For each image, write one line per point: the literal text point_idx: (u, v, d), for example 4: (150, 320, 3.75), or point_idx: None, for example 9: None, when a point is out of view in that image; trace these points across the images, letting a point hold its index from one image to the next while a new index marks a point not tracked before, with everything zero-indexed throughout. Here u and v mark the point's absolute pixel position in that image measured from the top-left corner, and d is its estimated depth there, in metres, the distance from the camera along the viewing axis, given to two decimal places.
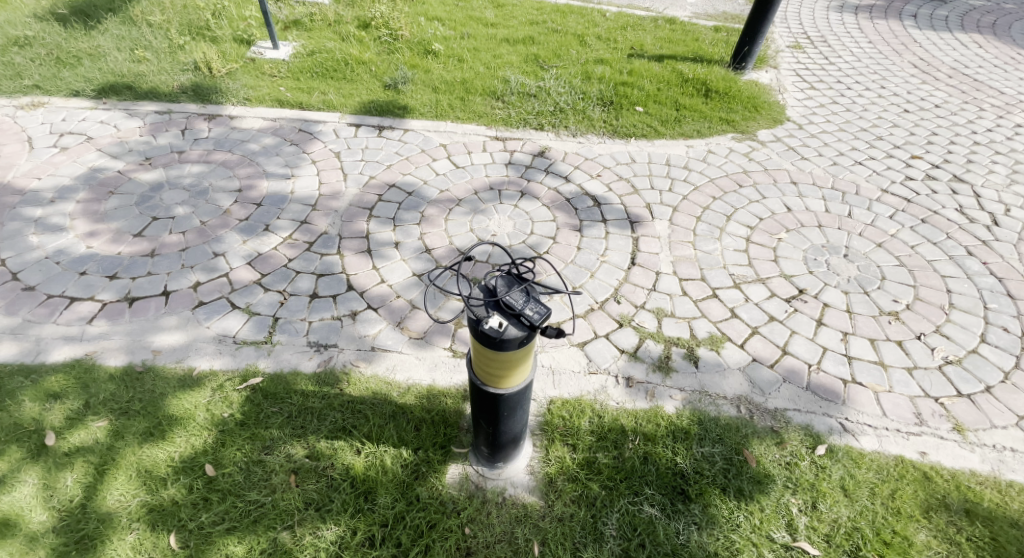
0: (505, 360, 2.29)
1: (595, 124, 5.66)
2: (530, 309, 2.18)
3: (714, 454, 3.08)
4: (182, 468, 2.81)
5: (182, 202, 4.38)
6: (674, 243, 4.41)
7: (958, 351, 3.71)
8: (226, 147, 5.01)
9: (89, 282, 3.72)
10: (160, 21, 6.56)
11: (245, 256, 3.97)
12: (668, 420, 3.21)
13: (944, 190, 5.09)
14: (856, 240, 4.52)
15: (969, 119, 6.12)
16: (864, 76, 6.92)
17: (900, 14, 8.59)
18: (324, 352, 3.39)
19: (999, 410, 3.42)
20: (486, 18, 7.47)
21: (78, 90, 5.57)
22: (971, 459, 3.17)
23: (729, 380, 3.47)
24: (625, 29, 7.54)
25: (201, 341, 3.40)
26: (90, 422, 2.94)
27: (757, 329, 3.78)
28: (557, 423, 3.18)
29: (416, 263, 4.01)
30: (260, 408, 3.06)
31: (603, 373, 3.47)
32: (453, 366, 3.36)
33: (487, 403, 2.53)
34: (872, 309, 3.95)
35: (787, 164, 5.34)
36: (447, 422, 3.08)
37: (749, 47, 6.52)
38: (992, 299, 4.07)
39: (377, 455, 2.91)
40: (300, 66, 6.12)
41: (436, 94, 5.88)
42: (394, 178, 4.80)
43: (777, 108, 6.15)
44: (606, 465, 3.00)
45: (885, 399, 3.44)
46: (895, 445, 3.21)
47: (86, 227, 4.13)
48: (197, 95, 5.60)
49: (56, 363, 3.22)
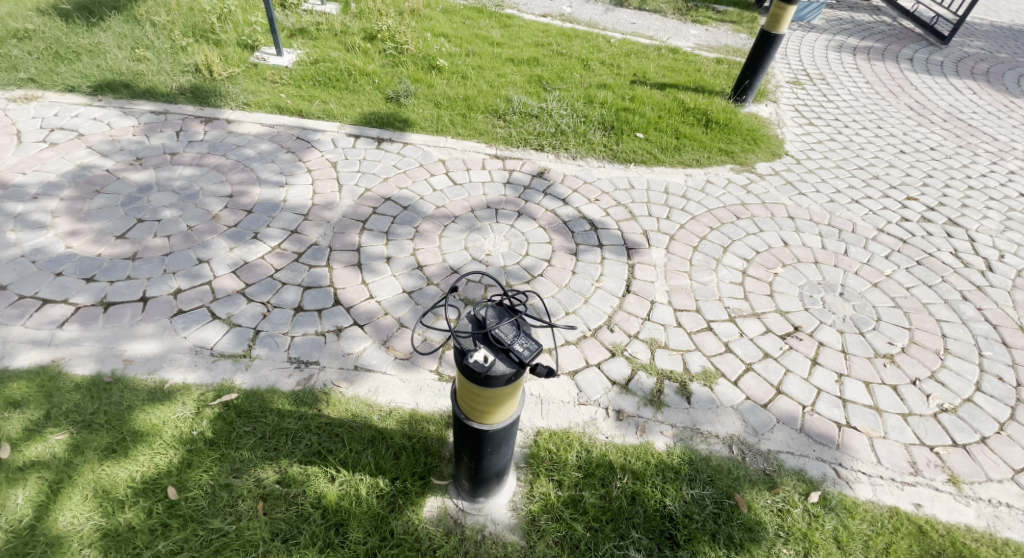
0: (492, 396, 2.19)
1: (595, 147, 5.61)
2: (520, 344, 2.09)
3: (704, 497, 2.96)
4: (142, 489, 2.66)
5: (170, 205, 4.26)
6: (670, 272, 4.33)
7: (954, 399, 3.62)
8: (220, 151, 4.91)
9: (64, 284, 3.58)
10: (164, 21, 6.50)
11: (231, 264, 3.84)
12: (658, 458, 3.10)
13: (939, 232, 5.06)
14: (852, 278, 4.46)
15: (963, 163, 6.14)
16: (862, 115, 6.95)
17: (896, 57, 8.69)
18: (305, 369, 3.26)
19: (994, 462, 3.33)
20: (492, 37, 7.46)
21: (73, 86, 5.47)
22: (966, 514, 3.06)
23: (722, 419, 3.36)
24: (629, 56, 7.56)
25: (177, 351, 3.27)
26: (49, 435, 2.79)
27: (751, 366, 3.68)
28: (544, 456, 3.06)
29: (407, 279, 3.90)
30: (232, 427, 2.92)
31: (593, 405, 3.35)
32: (438, 390, 3.23)
33: (470, 438, 2.42)
34: (867, 351, 3.86)
35: (785, 198, 5.30)
36: (428, 451, 2.95)
37: (750, 81, 6.54)
38: (987, 346, 4.01)
39: (351, 484, 2.78)
40: (303, 74, 6.07)
41: (437, 110, 5.82)
42: (390, 192, 4.71)
43: (776, 142, 6.12)
44: (592, 505, 2.87)
45: (880, 445, 3.34)
46: (889, 496, 3.11)
47: (68, 226, 4.00)
48: (196, 97, 5.52)
49: (21, 369, 3.07)
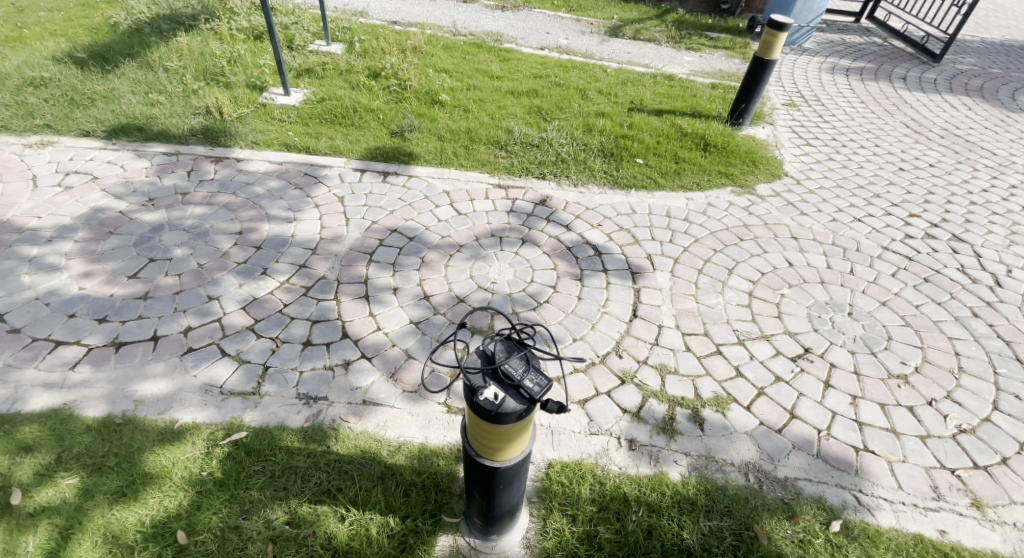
0: (503, 433, 2.16)
1: (596, 174, 5.66)
2: (530, 380, 2.08)
3: (722, 529, 2.90)
4: (151, 534, 2.64)
5: (181, 244, 4.33)
6: (676, 296, 4.31)
7: (972, 420, 3.55)
8: (230, 189, 5.00)
9: (77, 325, 3.62)
10: (176, 66, 6.72)
11: (240, 300, 3.87)
12: (673, 489, 3.04)
13: (944, 248, 5.02)
14: (860, 297, 4.41)
15: (964, 179, 6.13)
16: (859, 135, 6.99)
17: (889, 77, 8.77)
18: (313, 405, 3.25)
19: (1017, 484, 3.24)
20: (492, 71, 7.63)
21: (88, 131, 5.63)
22: (992, 539, 2.98)
23: (736, 445, 3.30)
24: (626, 84, 7.69)
25: (187, 390, 3.27)
26: (60, 479, 2.79)
27: (763, 390, 3.62)
28: (556, 489, 3.01)
29: (414, 310, 3.91)
30: (241, 467, 2.91)
31: (605, 434, 3.30)
32: (447, 423, 3.21)
33: (481, 476, 2.39)
34: (880, 371, 3.80)
35: (787, 219, 5.30)
36: (439, 487, 2.91)
37: (746, 105, 6.62)
38: (1002, 364, 3.94)
39: (362, 523, 2.74)
40: (309, 112, 6.21)
41: (440, 142, 5.93)
42: (397, 223, 4.77)
43: (775, 163, 6.15)
44: (606, 540, 2.81)
45: (900, 469, 3.26)
46: (913, 522, 3.02)
47: (81, 267, 4.06)
48: (206, 137, 5.66)
49: (33, 412, 3.09)
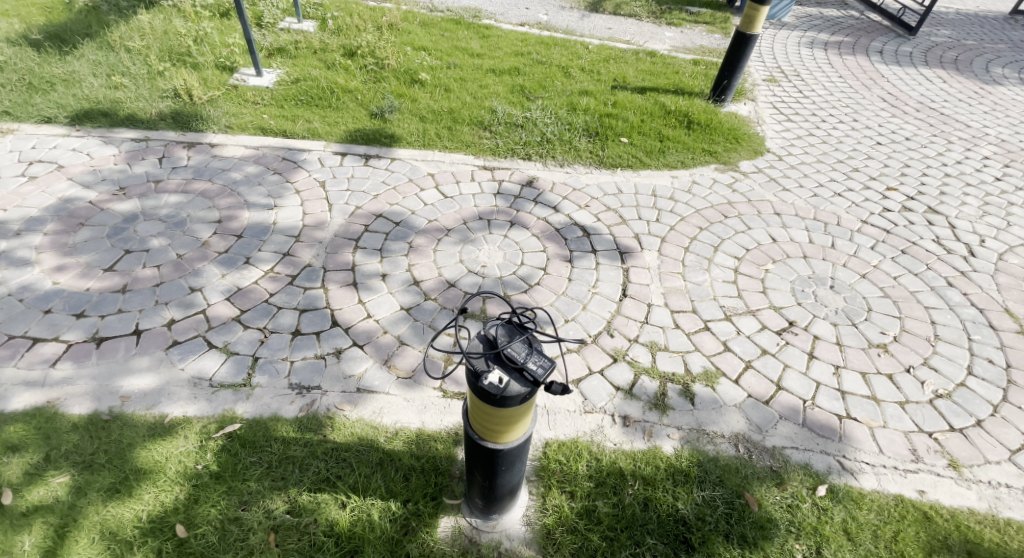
0: (505, 415, 2.17)
1: (581, 154, 5.63)
2: (534, 363, 2.09)
3: (715, 498, 2.97)
4: (150, 529, 2.60)
5: (158, 234, 4.19)
6: (665, 274, 4.35)
7: (947, 385, 3.68)
8: (206, 176, 4.84)
9: (54, 321, 3.50)
10: (139, 46, 6.43)
11: (224, 290, 3.78)
12: (668, 462, 3.10)
13: (920, 221, 5.15)
14: (840, 271, 4.51)
15: (938, 152, 6.26)
16: (837, 109, 7.07)
17: (866, 50, 8.85)
18: (307, 394, 3.21)
19: (991, 444, 3.38)
20: (472, 49, 7.47)
21: (49, 117, 5.38)
22: (968, 497, 3.11)
23: (726, 417, 3.37)
24: (608, 61, 7.61)
25: (175, 384, 3.20)
26: (50, 478, 2.72)
27: (750, 363, 3.70)
28: (554, 468, 3.04)
29: (404, 296, 3.87)
30: (237, 459, 2.87)
31: (599, 412, 3.34)
32: (443, 408, 3.21)
33: (483, 457, 2.40)
34: (861, 341, 3.91)
35: (769, 195, 5.36)
36: (438, 471, 2.92)
37: (727, 81, 6.61)
38: (975, 331, 4.08)
39: (363, 509, 2.74)
40: (284, 94, 6.02)
41: (423, 124, 5.81)
42: (382, 208, 4.68)
43: (756, 140, 6.19)
44: (605, 514, 2.86)
45: (881, 435, 3.37)
46: (894, 484, 3.14)
47: (54, 261, 3.91)
48: (177, 121, 5.46)
49: (15, 411, 2.99)
